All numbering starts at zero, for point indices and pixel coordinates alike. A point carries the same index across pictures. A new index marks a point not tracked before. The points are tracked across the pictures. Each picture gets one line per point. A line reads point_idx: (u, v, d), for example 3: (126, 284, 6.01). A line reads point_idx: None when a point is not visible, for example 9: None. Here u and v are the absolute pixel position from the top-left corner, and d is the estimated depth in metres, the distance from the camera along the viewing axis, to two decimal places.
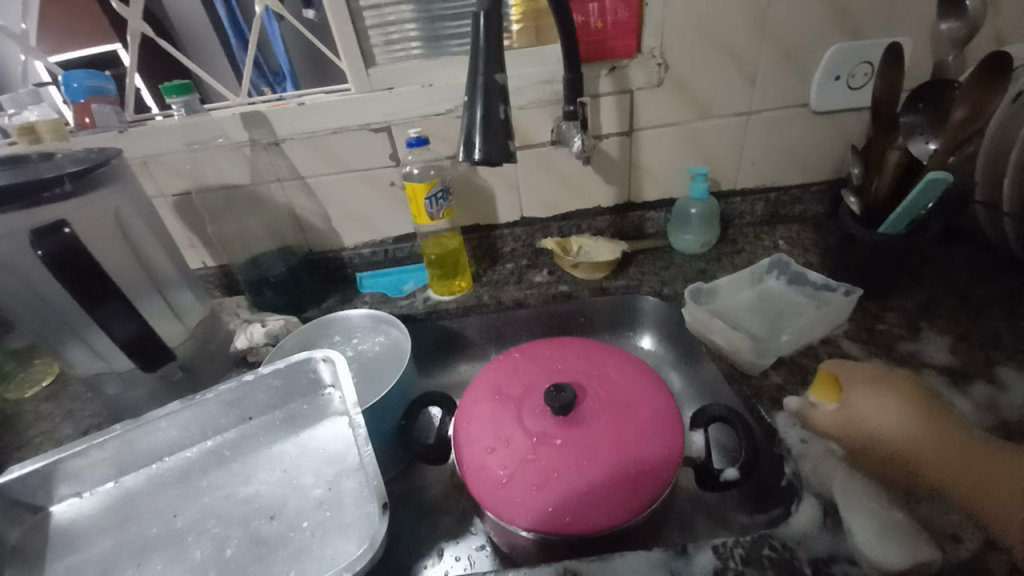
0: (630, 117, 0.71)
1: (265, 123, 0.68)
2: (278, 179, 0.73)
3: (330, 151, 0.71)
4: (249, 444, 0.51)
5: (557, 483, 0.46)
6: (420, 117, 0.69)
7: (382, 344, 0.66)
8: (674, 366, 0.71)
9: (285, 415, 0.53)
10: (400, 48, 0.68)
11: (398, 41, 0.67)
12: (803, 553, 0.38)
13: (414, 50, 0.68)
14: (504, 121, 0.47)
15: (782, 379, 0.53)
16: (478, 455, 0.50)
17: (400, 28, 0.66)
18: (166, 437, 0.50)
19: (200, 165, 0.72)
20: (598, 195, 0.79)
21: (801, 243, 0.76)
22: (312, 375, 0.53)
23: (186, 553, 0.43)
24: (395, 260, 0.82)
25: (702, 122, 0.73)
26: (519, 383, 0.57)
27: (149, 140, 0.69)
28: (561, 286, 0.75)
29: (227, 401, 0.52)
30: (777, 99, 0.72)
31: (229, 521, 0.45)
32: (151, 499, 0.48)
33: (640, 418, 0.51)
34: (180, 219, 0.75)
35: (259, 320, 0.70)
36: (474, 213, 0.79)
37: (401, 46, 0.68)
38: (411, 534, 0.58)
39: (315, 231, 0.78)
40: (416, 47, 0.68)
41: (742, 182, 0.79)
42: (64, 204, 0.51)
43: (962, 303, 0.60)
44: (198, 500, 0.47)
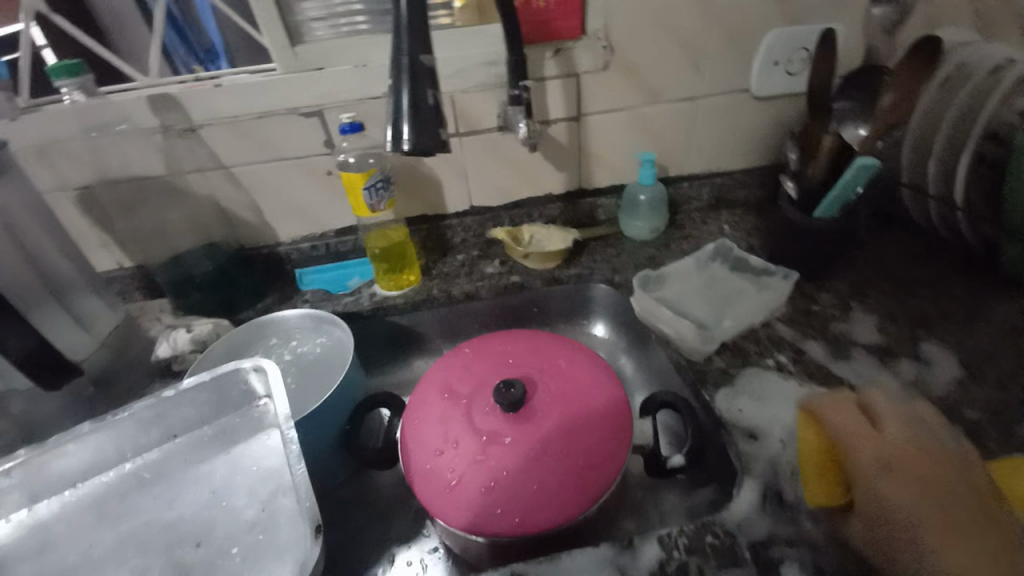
0: (577, 103, 0.70)
1: (178, 107, 0.62)
2: (198, 169, 0.66)
3: (256, 138, 0.65)
4: (174, 465, 0.46)
5: (507, 482, 0.45)
6: (354, 100, 0.64)
7: (324, 345, 0.63)
8: (627, 353, 0.71)
9: (214, 431, 0.48)
10: (345, 23, 0.63)
11: (342, 15, 0.62)
12: (743, 537, 0.39)
13: (360, 24, 0.63)
14: (433, 107, 0.44)
15: (726, 363, 0.54)
16: (426, 459, 0.48)
17: (345, 4, 0.62)
18: (79, 461, 0.45)
19: (104, 154, 0.64)
20: (548, 182, 0.77)
21: (744, 227, 0.78)
22: (243, 386, 0.49)
23: None
24: (338, 254, 0.77)
25: (649, 107, 0.72)
26: (470, 380, 0.55)
27: (38, 127, 0.61)
28: (513, 277, 0.73)
29: (145, 419, 0.47)
30: (721, 85, 0.72)
31: (151, 550, 0.41)
32: (64, 528, 0.43)
33: (591, 411, 0.50)
34: (86, 216, 0.67)
35: (185, 325, 0.64)
36: (420, 202, 0.75)
37: (346, 21, 0.62)
38: (362, 542, 0.55)
39: (246, 226, 0.72)
40: (363, 21, 0.63)
41: (689, 167, 0.80)
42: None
43: (887, 283, 0.63)
44: (116, 529, 0.42)
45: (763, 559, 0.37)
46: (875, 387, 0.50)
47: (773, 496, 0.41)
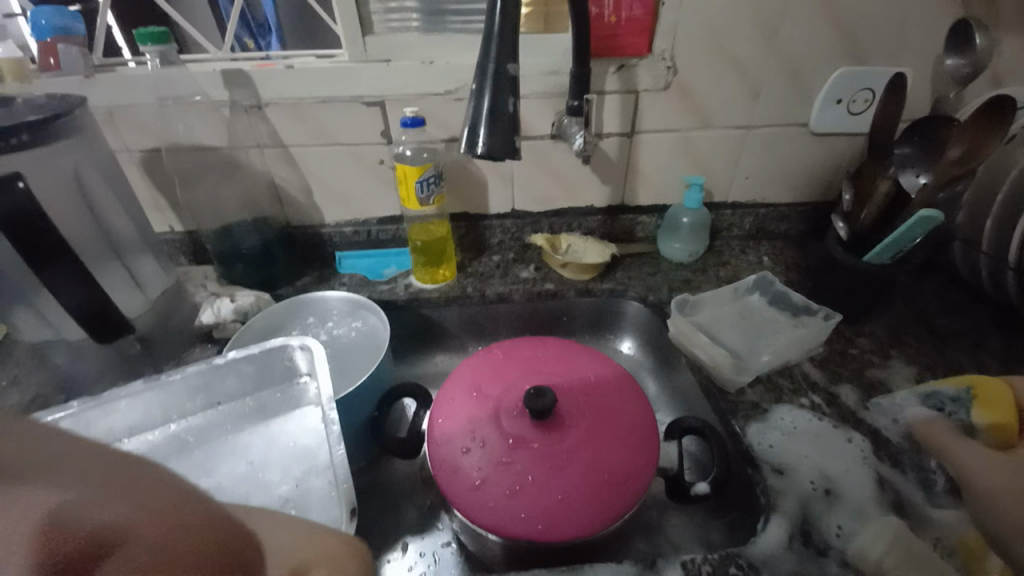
0: (632, 119, 0.70)
1: (249, 84, 0.64)
2: (258, 146, 0.68)
3: (318, 122, 0.67)
4: (216, 431, 0.48)
5: (531, 488, 0.46)
6: (416, 95, 0.65)
7: (358, 330, 0.64)
8: (652, 372, 0.71)
9: (256, 404, 0.50)
10: (398, 18, 0.63)
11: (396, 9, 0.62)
12: (767, 573, 0.38)
13: (413, 22, 0.63)
14: (511, 115, 0.45)
15: (757, 397, 0.53)
16: (452, 455, 0.49)
17: None
18: (128, 419, 0.47)
19: (174, 122, 0.66)
20: (592, 195, 0.77)
21: (783, 261, 0.78)
22: (286, 362, 0.51)
23: None
24: (378, 241, 0.79)
25: (703, 131, 0.72)
26: (499, 382, 0.56)
27: (117, 90, 0.63)
28: (547, 284, 0.74)
29: (195, 385, 0.49)
30: (778, 116, 0.72)
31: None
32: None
33: (619, 428, 0.50)
34: (149, 179, 0.70)
35: (229, 294, 0.66)
36: (464, 201, 0.76)
37: (399, 15, 0.62)
38: (377, 527, 0.57)
39: (295, 204, 0.74)
40: (415, 19, 0.63)
41: (734, 195, 0.79)
42: (20, 154, 0.46)
43: (930, 334, 0.62)
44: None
45: None
46: (904, 421, 0.50)
47: (801, 536, 0.41)
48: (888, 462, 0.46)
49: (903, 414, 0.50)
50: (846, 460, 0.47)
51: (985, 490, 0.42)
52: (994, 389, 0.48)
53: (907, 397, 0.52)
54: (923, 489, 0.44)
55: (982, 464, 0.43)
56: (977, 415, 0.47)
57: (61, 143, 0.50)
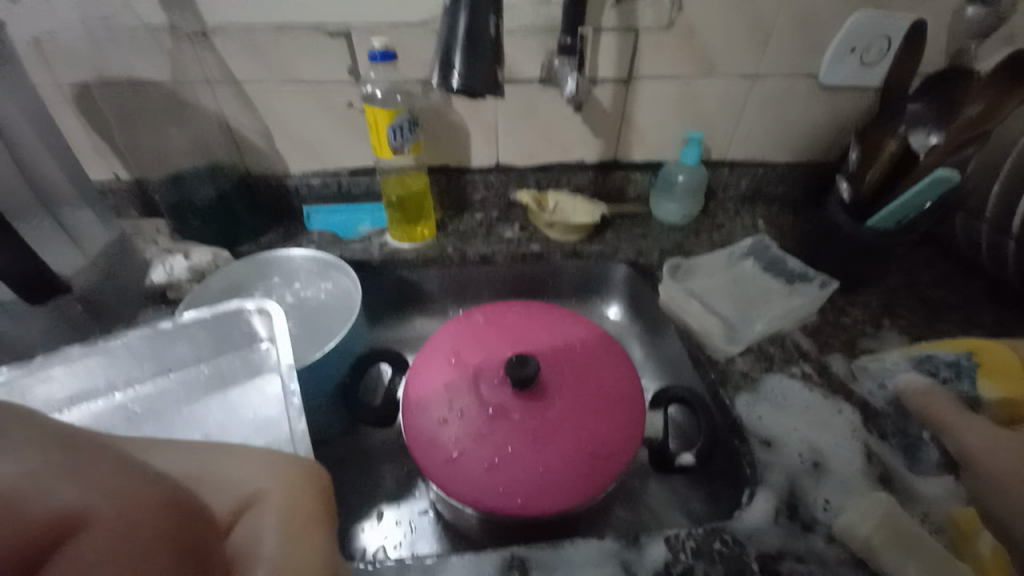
0: (630, 63, 0.64)
1: (190, 5, 0.54)
2: (207, 82, 0.60)
3: (274, 53, 0.58)
4: (167, 401, 0.44)
5: (511, 460, 0.43)
6: (388, 25, 0.57)
7: (328, 292, 0.59)
8: (638, 338, 0.69)
9: (212, 372, 0.46)
10: None
11: None
12: (752, 548, 0.38)
13: None
14: (493, 40, 0.40)
15: (748, 366, 0.52)
16: (429, 425, 0.46)
17: None
18: (66, 389, 0.42)
19: (103, 49, 0.57)
20: (583, 149, 0.72)
21: (779, 225, 0.74)
22: (244, 327, 0.46)
23: None
24: (350, 195, 0.72)
25: (705, 80, 0.66)
26: (478, 349, 0.52)
27: (28, 7, 0.53)
28: (532, 245, 0.69)
29: (140, 351, 0.44)
30: (788, 65, 0.66)
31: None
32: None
33: (605, 398, 0.48)
34: (80, 117, 0.61)
35: (183, 250, 0.60)
36: (444, 152, 0.70)
37: None
38: (351, 495, 0.54)
39: (255, 152, 0.67)
40: None
41: (733, 154, 0.75)
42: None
43: (923, 304, 0.61)
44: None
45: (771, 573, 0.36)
46: (892, 385, 0.49)
47: (787, 510, 0.40)
48: (876, 434, 0.46)
49: (891, 378, 0.49)
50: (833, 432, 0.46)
51: (981, 456, 0.41)
52: (998, 357, 0.47)
53: (899, 361, 0.50)
54: (907, 462, 0.44)
55: (989, 442, 0.42)
56: (984, 388, 0.46)
57: None
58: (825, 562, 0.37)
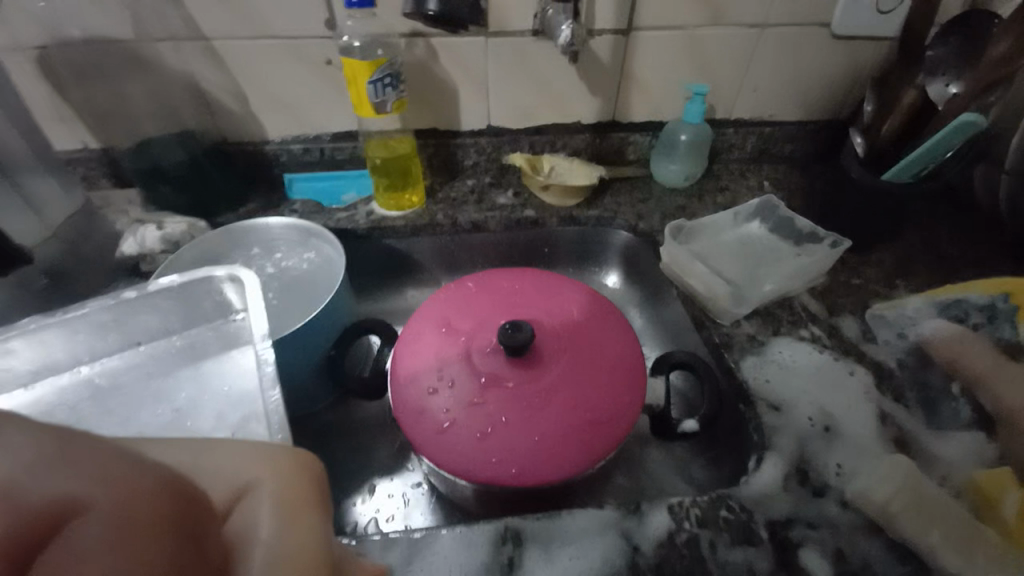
0: (629, 10, 0.59)
1: None
2: (171, 37, 0.55)
3: (242, 3, 0.54)
4: (136, 375, 0.41)
5: (505, 430, 0.41)
6: None
7: (311, 261, 0.56)
8: (639, 306, 0.66)
9: (183, 343, 0.43)
10: None
11: None
12: (760, 514, 0.36)
13: None
14: None
15: (754, 329, 0.49)
16: (418, 396, 0.44)
17: None
18: (28, 363, 0.40)
19: (55, 0, 0.52)
20: (580, 108, 0.68)
21: (786, 186, 0.71)
22: (216, 297, 0.44)
23: None
24: (333, 162, 0.68)
25: (710, 29, 0.62)
26: (470, 316, 0.50)
27: None
28: (527, 211, 0.66)
29: (104, 322, 0.41)
30: (798, 12, 0.62)
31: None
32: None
33: (605, 365, 0.46)
34: (37, 78, 0.56)
35: (156, 220, 0.57)
36: (431, 113, 0.66)
37: None
38: (342, 471, 0.52)
39: (229, 115, 0.62)
40: None
41: (738, 111, 0.71)
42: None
43: (939, 263, 0.58)
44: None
45: (781, 539, 0.34)
46: (913, 334, 0.47)
47: (797, 474, 0.38)
48: (891, 396, 0.43)
49: (913, 328, 0.47)
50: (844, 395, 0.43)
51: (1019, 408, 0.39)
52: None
53: (921, 308, 0.48)
54: (925, 423, 0.41)
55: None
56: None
57: None
58: (837, 528, 0.35)
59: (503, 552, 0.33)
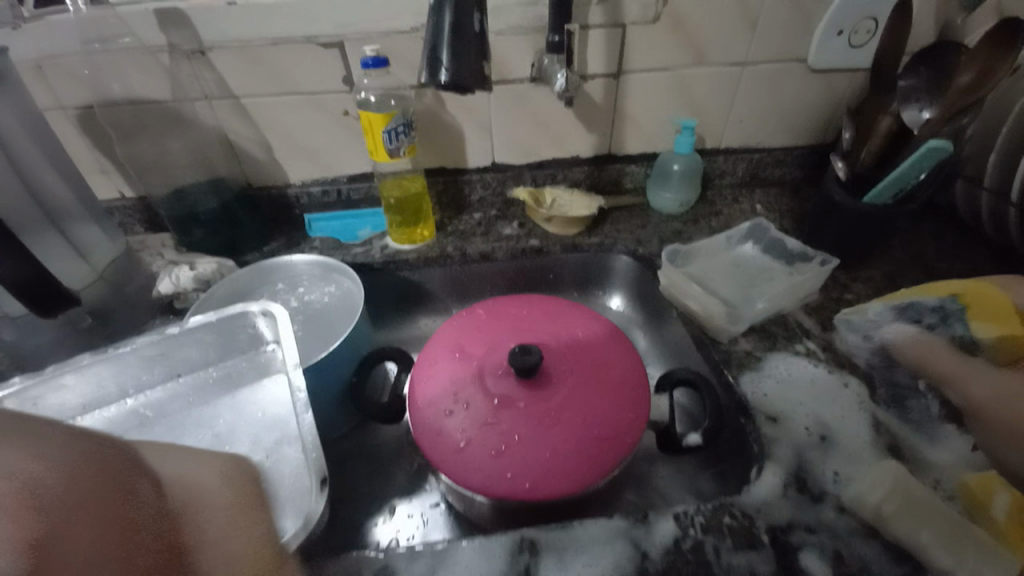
0: (620, 56, 0.65)
1: (188, 23, 0.56)
2: (206, 98, 0.62)
3: (270, 65, 0.60)
4: (177, 404, 0.45)
5: (518, 447, 0.44)
6: (379, 33, 0.59)
7: (332, 295, 0.60)
8: (642, 327, 0.69)
9: (221, 374, 0.47)
10: None
11: None
12: (761, 521, 0.38)
13: None
14: (478, 33, 0.45)
15: (751, 346, 0.52)
16: (436, 417, 0.46)
17: None
18: (78, 397, 0.43)
19: (105, 71, 0.58)
20: (577, 145, 0.73)
21: (777, 208, 0.74)
22: (250, 330, 0.47)
23: None
24: (350, 201, 0.73)
25: (694, 69, 0.67)
26: (483, 341, 0.53)
27: (31, 35, 0.55)
28: (531, 240, 0.70)
29: (149, 356, 0.45)
30: (776, 50, 0.67)
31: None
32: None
33: (610, 384, 0.48)
34: (85, 138, 0.63)
35: (189, 261, 0.61)
36: (440, 154, 0.71)
37: None
38: (363, 493, 0.55)
39: (256, 163, 0.68)
40: None
41: (726, 141, 0.75)
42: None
43: (927, 276, 0.61)
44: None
45: (782, 545, 0.36)
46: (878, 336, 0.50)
47: (796, 482, 0.40)
48: (885, 405, 0.46)
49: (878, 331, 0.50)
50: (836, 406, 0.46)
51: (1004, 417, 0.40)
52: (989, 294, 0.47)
53: (881, 312, 0.51)
54: (920, 430, 0.43)
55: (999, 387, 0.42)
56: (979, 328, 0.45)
57: None
58: (837, 533, 0.37)
59: (519, 561, 0.35)
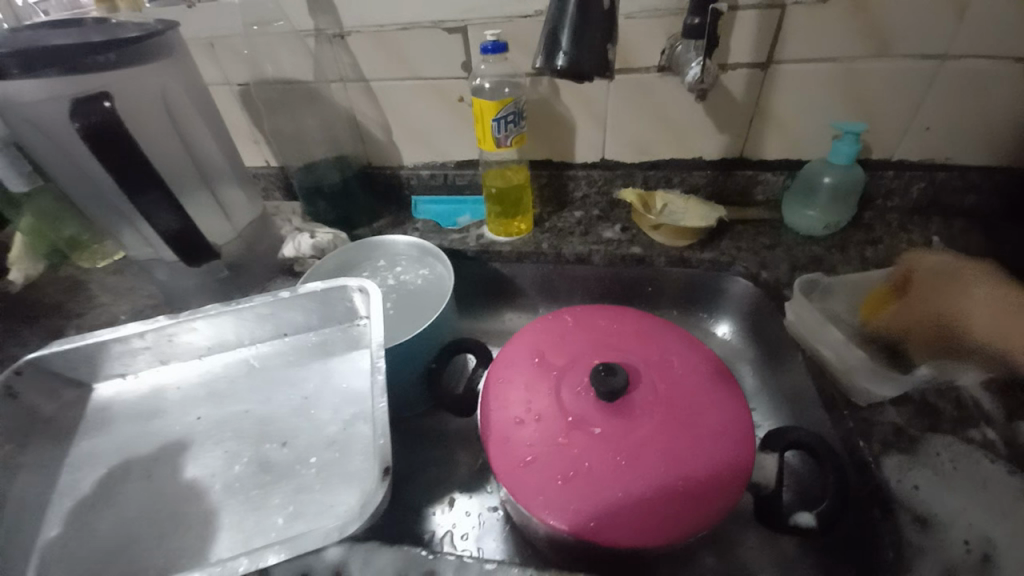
0: (771, 44, 0.55)
1: (332, 9, 0.60)
2: (340, 80, 0.66)
3: (398, 50, 0.62)
4: (279, 361, 0.49)
5: (586, 477, 0.40)
6: (503, 18, 0.57)
7: (425, 278, 0.61)
8: (751, 364, 0.60)
9: (317, 340, 0.50)
10: None
11: None
12: None
13: None
14: (605, 15, 0.41)
15: (902, 419, 0.42)
16: (505, 424, 0.45)
17: None
18: (206, 338, 0.49)
19: (263, 53, 0.65)
20: (702, 146, 0.64)
21: (961, 245, 0.58)
22: (347, 303, 0.49)
23: (200, 457, 0.42)
24: (454, 187, 0.75)
25: (871, 62, 0.54)
26: (564, 351, 0.50)
27: (212, 20, 0.63)
28: (633, 248, 0.64)
29: (263, 314, 0.49)
30: (995, 41, 0.51)
31: (244, 436, 0.43)
32: (182, 396, 0.47)
33: (705, 430, 0.42)
34: (243, 111, 0.71)
35: (310, 229, 0.67)
36: (548, 147, 0.68)
37: None
38: (426, 478, 0.56)
39: (375, 144, 0.72)
40: None
41: (899, 153, 0.61)
42: (104, 72, 0.45)
43: None
44: (222, 410, 0.46)
45: None
46: None
47: None
48: None
49: None
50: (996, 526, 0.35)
51: None
52: None
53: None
54: None
55: None
56: None
57: (144, 63, 0.48)
58: None
59: None
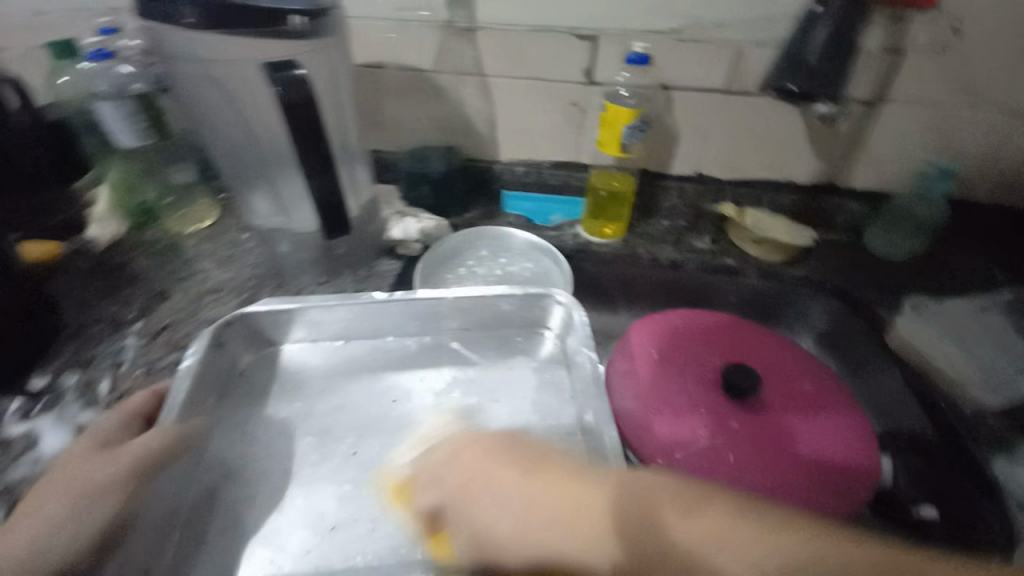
0: (883, 84, 0.60)
1: (470, 3, 0.62)
2: (459, 72, 0.68)
3: (526, 50, 0.64)
4: (463, 357, 0.51)
5: (730, 468, 0.43)
6: (638, 31, 0.61)
7: (531, 272, 0.63)
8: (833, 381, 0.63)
9: (500, 342, 0.52)
10: None
11: None
12: None
13: None
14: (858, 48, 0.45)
15: (998, 425, 0.50)
16: (641, 413, 0.47)
17: None
18: (399, 325, 0.51)
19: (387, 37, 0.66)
20: (796, 169, 0.69)
21: None
22: (540, 312, 0.52)
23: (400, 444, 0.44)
24: (547, 186, 0.77)
25: (964, 109, 0.61)
26: (686, 347, 0.52)
27: None
28: (726, 259, 0.67)
29: (460, 309, 0.51)
30: None
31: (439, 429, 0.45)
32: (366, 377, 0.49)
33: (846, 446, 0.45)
34: None
35: (414, 214, 0.68)
36: (649, 156, 0.71)
37: None
38: None
39: (477, 137, 0.74)
40: None
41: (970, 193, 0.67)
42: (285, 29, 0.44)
43: None
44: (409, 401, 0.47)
45: None
46: None
47: None
48: None
49: None
50: (876, 573, 0.21)
51: None
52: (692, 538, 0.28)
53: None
54: None
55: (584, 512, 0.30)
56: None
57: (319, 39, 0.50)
58: None
59: None
